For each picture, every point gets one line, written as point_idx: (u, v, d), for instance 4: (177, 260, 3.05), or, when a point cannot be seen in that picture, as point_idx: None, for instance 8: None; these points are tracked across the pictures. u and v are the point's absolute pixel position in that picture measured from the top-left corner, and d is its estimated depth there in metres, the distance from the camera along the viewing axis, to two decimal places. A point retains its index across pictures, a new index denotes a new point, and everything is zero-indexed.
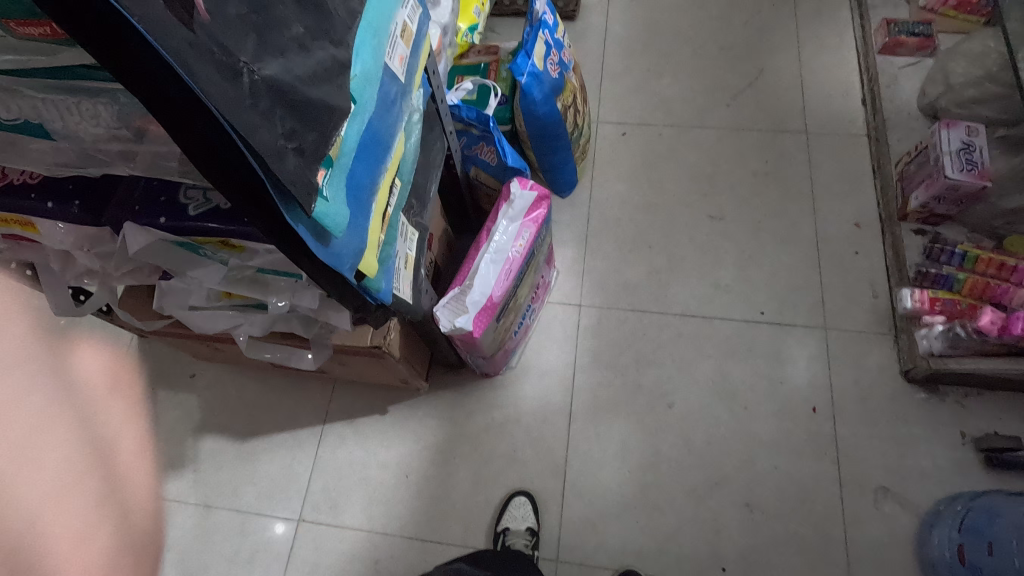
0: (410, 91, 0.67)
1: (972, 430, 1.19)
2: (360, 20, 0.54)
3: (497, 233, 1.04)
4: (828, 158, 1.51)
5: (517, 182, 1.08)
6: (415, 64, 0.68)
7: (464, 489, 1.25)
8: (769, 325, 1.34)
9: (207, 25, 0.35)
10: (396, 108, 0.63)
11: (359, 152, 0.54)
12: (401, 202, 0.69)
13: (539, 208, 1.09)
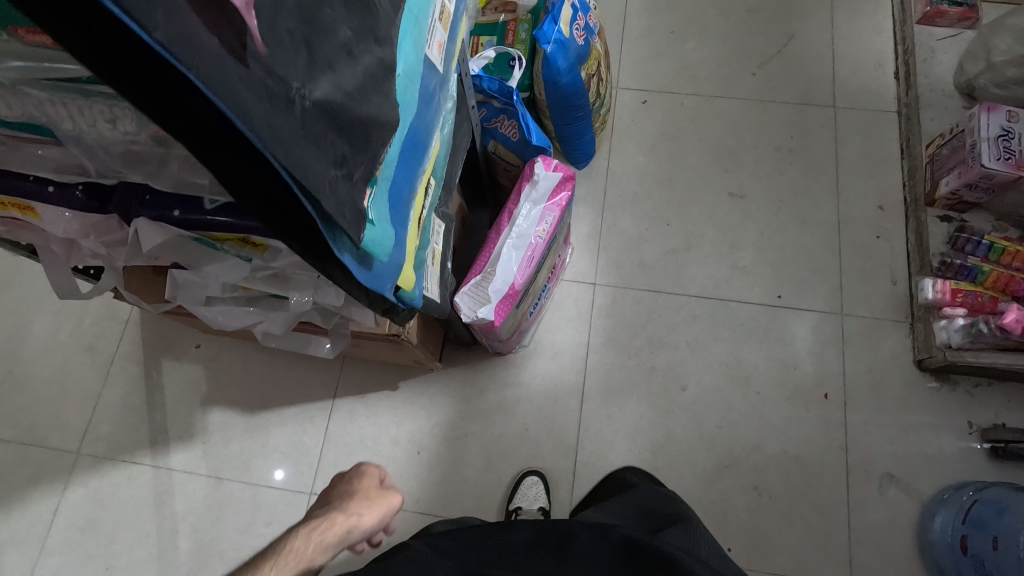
0: (448, 80, 0.62)
1: (980, 420, 1.21)
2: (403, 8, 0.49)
3: (519, 217, 1.00)
4: (856, 136, 1.45)
5: (540, 161, 1.02)
6: (453, 48, 0.63)
7: (476, 467, 1.27)
8: (786, 309, 1.33)
9: (263, 57, 0.30)
10: (436, 103, 0.58)
11: (403, 162, 0.50)
12: (434, 200, 0.65)
13: (563, 191, 1.04)
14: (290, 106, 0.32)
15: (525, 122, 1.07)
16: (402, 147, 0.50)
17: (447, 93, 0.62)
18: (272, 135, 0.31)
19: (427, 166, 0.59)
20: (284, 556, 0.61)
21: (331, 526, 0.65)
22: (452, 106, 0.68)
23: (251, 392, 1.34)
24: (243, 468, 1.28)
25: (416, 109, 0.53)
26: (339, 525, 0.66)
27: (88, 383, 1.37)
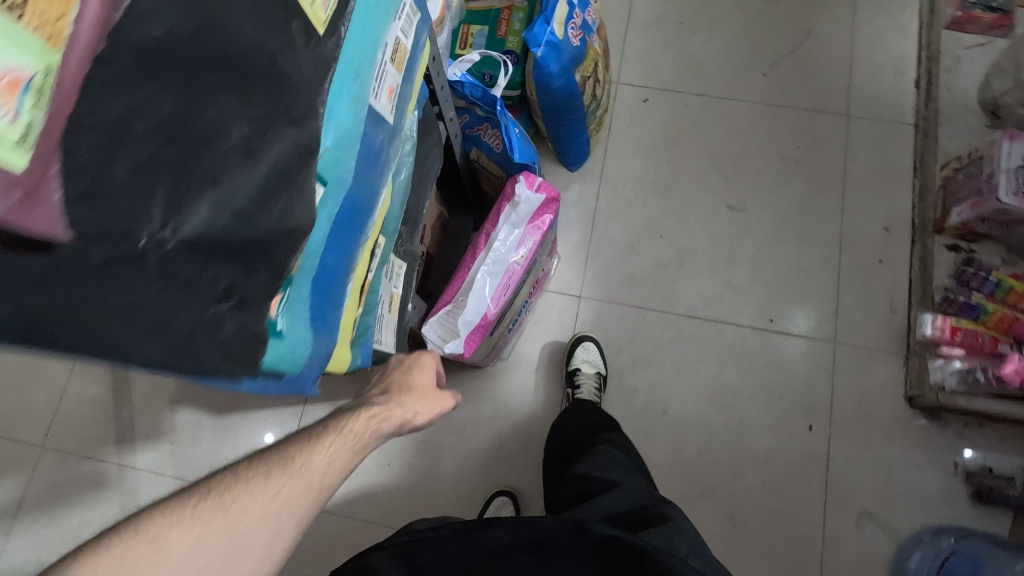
0: (401, 124, 0.55)
1: (966, 460, 1.17)
2: (337, 65, 0.42)
3: (497, 241, 0.94)
4: (868, 149, 1.36)
5: (523, 180, 0.94)
6: (409, 86, 0.56)
7: (447, 481, 1.24)
8: (777, 334, 1.27)
9: (82, 237, 0.24)
10: (385, 158, 0.52)
11: (333, 242, 0.44)
12: (385, 251, 0.60)
13: (545, 213, 0.97)
14: (119, 276, 0.27)
15: (508, 136, 0.99)
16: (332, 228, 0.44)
17: (400, 140, 0.55)
18: (83, 326, 0.26)
19: (375, 225, 0.53)
20: (342, 436, 0.62)
21: (389, 416, 0.68)
22: (411, 145, 0.61)
23: (221, 392, 1.30)
24: (210, 471, 1.25)
25: (354, 177, 0.46)
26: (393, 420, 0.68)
27: (53, 374, 1.33)
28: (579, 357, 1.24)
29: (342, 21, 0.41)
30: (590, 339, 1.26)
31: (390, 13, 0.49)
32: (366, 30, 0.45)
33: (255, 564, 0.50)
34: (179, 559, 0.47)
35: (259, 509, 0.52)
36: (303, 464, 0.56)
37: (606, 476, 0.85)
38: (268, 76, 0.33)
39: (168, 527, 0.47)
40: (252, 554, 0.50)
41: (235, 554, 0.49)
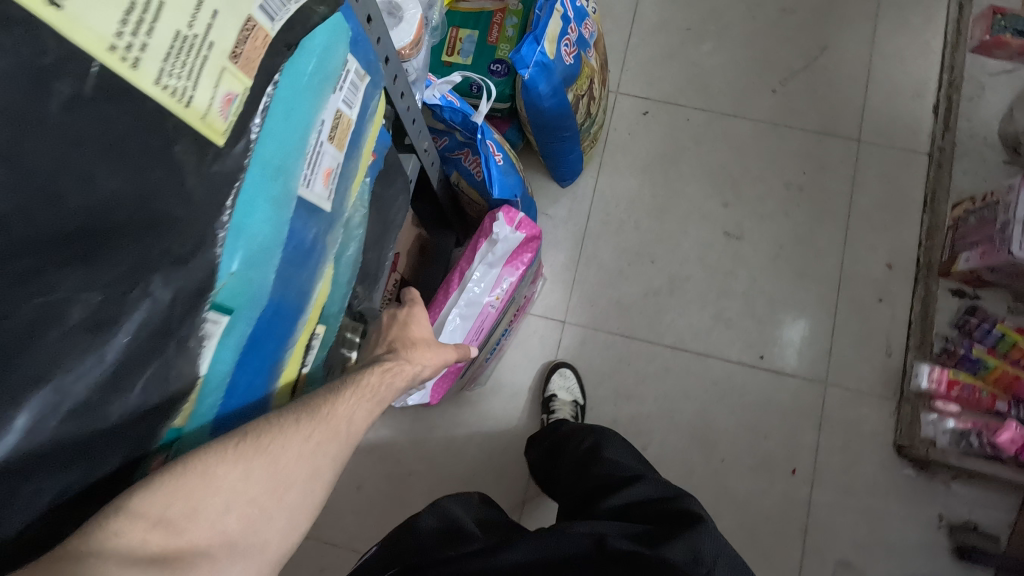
0: (343, 202, 0.51)
1: (951, 514, 1.14)
2: (251, 166, 0.38)
3: (471, 280, 0.88)
4: (877, 178, 1.29)
5: (502, 218, 0.89)
6: (352, 160, 0.52)
7: (416, 508, 1.20)
8: (766, 371, 1.22)
9: None
10: (319, 248, 0.49)
11: (244, 356, 0.44)
12: (331, 325, 0.59)
13: (526, 250, 0.93)
14: None
15: (488, 168, 0.92)
16: (241, 339, 0.42)
17: (343, 219, 0.52)
18: None
19: (309, 315, 0.52)
20: (364, 385, 0.53)
21: (403, 367, 0.60)
22: (363, 210, 0.57)
23: None
24: None
25: (277, 280, 0.44)
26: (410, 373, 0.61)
27: None
28: (557, 384, 1.20)
29: (249, 126, 0.37)
30: (567, 366, 1.22)
31: (324, 92, 0.45)
32: (292, 121, 0.41)
33: (298, 504, 0.42)
34: (225, 495, 0.38)
35: (294, 450, 0.43)
36: (330, 410, 0.48)
37: (630, 465, 0.82)
38: (131, 229, 0.31)
39: (211, 462, 0.38)
40: (298, 490, 0.42)
41: (283, 491, 0.41)
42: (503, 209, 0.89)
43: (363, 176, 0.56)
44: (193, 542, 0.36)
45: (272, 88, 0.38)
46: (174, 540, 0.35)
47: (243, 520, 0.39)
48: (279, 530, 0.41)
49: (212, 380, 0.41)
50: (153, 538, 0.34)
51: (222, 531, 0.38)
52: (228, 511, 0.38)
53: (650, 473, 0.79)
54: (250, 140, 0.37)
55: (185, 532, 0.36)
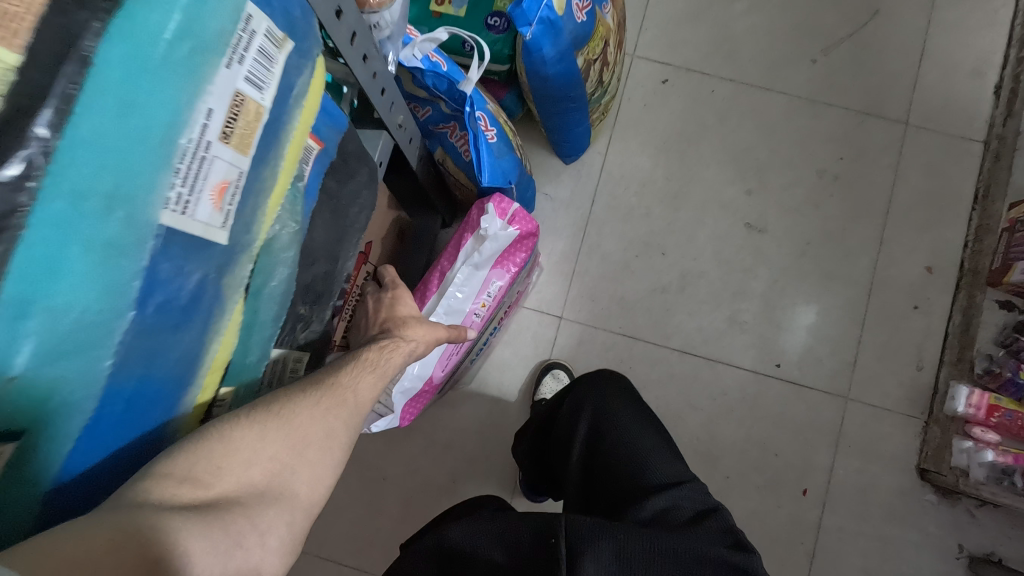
0: (247, 226, 0.39)
1: (972, 545, 1.04)
2: (51, 201, 0.25)
3: (452, 283, 0.76)
4: (922, 170, 1.13)
5: (493, 209, 0.75)
6: (261, 164, 0.39)
7: (391, 515, 1.10)
8: (782, 382, 1.10)
9: None
10: (206, 290, 0.37)
11: (77, 451, 0.32)
12: (247, 379, 0.46)
13: (520, 248, 0.80)
14: None
15: (477, 147, 0.76)
16: (64, 436, 0.30)
17: (249, 244, 0.40)
18: None
19: (203, 372, 0.40)
20: (363, 361, 0.58)
21: (396, 346, 0.62)
22: (292, 226, 0.44)
23: None
24: None
25: (130, 347, 0.32)
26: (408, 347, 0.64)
27: None
28: (549, 388, 1.08)
29: (30, 124, 0.24)
30: (559, 368, 1.09)
31: (199, 69, 0.31)
32: (134, 117, 0.28)
33: (314, 462, 0.46)
34: (245, 453, 0.42)
35: (302, 417, 0.47)
36: (331, 384, 0.52)
37: (669, 467, 0.74)
38: None
39: (228, 428, 0.41)
40: (315, 446, 0.46)
41: (299, 448, 0.45)
42: (493, 198, 0.75)
43: (287, 184, 0.42)
44: (222, 492, 0.39)
45: (79, 83, 0.26)
46: (204, 492, 0.38)
47: (266, 473, 0.42)
48: (305, 481, 0.44)
49: (10, 500, 0.29)
50: (185, 492, 0.37)
51: (249, 482, 0.41)
52: (251, 466, 0.41)
53: (689, 480, 0.72)
54: (31, 151, 0.24)
55: (214, 485, 0.39)
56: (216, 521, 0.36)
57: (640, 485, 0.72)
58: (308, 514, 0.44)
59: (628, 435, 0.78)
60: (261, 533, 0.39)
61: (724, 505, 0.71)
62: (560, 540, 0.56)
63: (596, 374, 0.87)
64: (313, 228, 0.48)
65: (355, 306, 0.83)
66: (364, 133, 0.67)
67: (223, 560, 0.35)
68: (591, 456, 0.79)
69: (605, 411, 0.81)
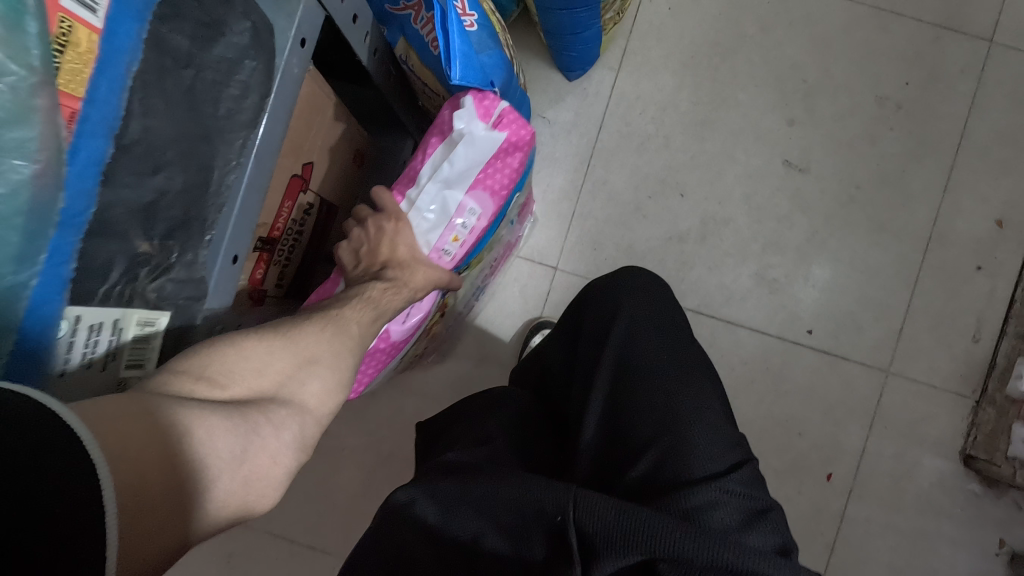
0: None
1: (1016, 541, 0.90)
2: None
3: (416, 200, 0.58)
4: (1005, 101, 0.93)
5: (468, 103, 0.56)
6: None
7: (354, 490, 0.95)
8: (813, 352, 0.94)
9: None
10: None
11: None
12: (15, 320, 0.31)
13: (510, 162, 0.61)
14: None
15: (448, 30, 0.55)
16: None
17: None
18: None
19: None
20: (366, 298, 0.53)
21: (399, 291, 0.56)
22: (13, 75, 0.27)
23: None
24: None
25: None
26: (411, 295, 0.58)
27: None
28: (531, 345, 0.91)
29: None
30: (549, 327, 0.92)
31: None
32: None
33: (328, 376, 0.45)
34: (258, 361, 0.42)
35: (310, 337, 0.46)
36: (336, 316, 0.50)
37: (721, 442, 0.56)
38: None
39: (243, 338, 0.43)
40: (325, 362, 0.46)
41: (309, 360, 0.45)
42: (472, 91, 0.56)
43: None
44: (237, 395, 0.40)
45: None
46: (220, 391, 0.39)
47: (276, 383, 0.42)
48: (315, 394, 0.44)
49: None
50: (202, 390, 0.38)
51: (260, 390, 0.41)
52: (262, 375, 0.42)
53: (747, 466, 0.55)
54: None
55: (229, 388, 0.40)
56: (232, 411, 0.38)
57: (674, 467, 0.53)
58: (319, 423, 0.44)
59: (665, 391, 0.58)
60: (276, 427, 0.39)
61: (778, 504, 0.54)
62: (569, 520, 0.43)
63: (633, 287, 0.66)
64: (149, 104, 0.37)
65: (289, 246, 0.64)
66: None
67: (241, 442, 0.37)
68: (613, 414, 0.59)
69: (637, 353, 0.61)
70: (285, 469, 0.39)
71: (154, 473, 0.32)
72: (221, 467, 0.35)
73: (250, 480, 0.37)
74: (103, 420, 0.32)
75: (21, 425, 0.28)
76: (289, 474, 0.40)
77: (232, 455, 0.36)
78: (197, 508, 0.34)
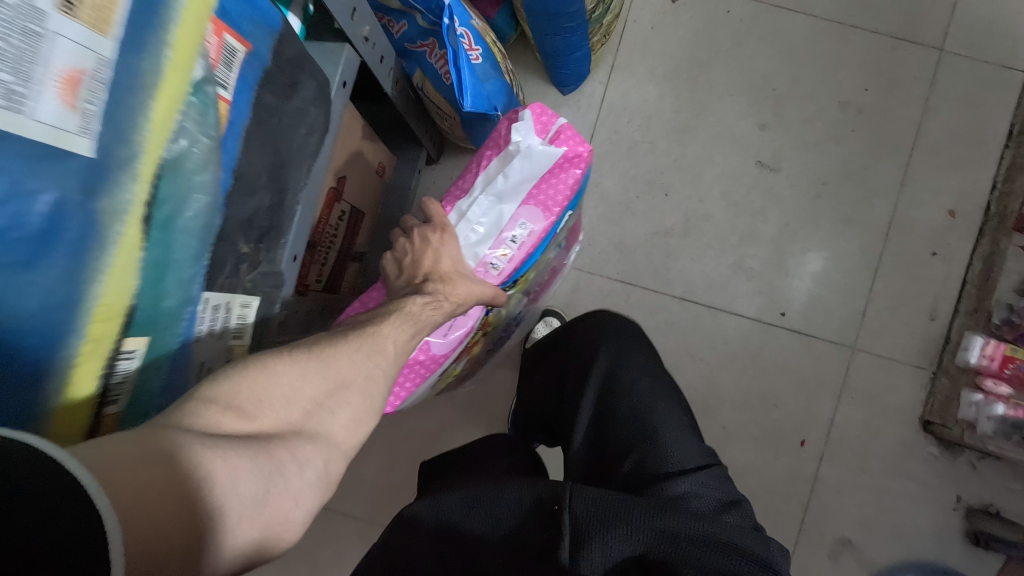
0: (138, 126, 0.34)
1: (971, 497, 1.01)
2: None
3: (474, 209, 0.69)
4: (955, 103, 1.04)
5: (523, 121, 0.67)
6: (137, 55, 0.33)
7: (380, 462, 1.07)
8: (787, 332, 1.05)
9: None
10: (68, 213, 0.31)
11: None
12: (175, 330, 0.41)
13: (560, 181, 0.72)
14: None
15: (458, 67, 0.67)
16: None
17: (131, 156, 0.34)
18: None
19: (89, 314, 0.33)
20: (405, 312, 0.59)
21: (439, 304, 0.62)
22: (204, 143, 0.39)
23: None
24: None
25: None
26: (450, 308, 0.64)
27: None
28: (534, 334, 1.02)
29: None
30: (554, 317, 1.04)
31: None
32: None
33: (356, 400, 0.48)
34: (287, 389, 0.44)
35: (344, 357, 0.50)
36: (371, 331, 0.54)
37: (693, 449, 0.67)
38: None
39: (271, 361, 0.44)
40: (355, 388, 0.48)
41: (339, 384, 0.47)
42: (532, 107, 0.69)
43: (186, 86, 0.37)
44: (263, 427, 0.41)
45: None
46: (247, 422, 0.40)
47: (305, 413, 0.44)
48: (341, 424, 0.46)
49: None
50: (228, 421, 0.39)
51: (287, 421, 0.43)
52: (291, 404, 0.44)
53: (715, 467, 0.66)
54: None
55: (256, 419, 0.41)
56: (257, 450, 0.38)
57: (651, 466, 0.65)
58: (345, 457, 0.45)
59: (641, 408, 0.70)
60: (300, 465, 0.40)
61: (745, 498, 0.65)
62: (564, 505, 0.51)
63: (611, 322, 0.80)
64: (249, 147, 0.44)
65: (327, 247, 0.76)
66: (325, 47, 0.57)
67: (263, 487, 0.37)
68: (600, 430, 0.71)
69: (617, 376, 0.73)
70: (306, 508, 0.40)
71: (172, 523, 0.31)
72: (243, 511, 0.35)
73: (270, 524, 0.37)
74: (116, 465, 0.31)
75: (28, 481, 0.26)
76: (309, 515, 0.40)
77: (253, 500, 0.36)
78: (215, 557, 0.33)
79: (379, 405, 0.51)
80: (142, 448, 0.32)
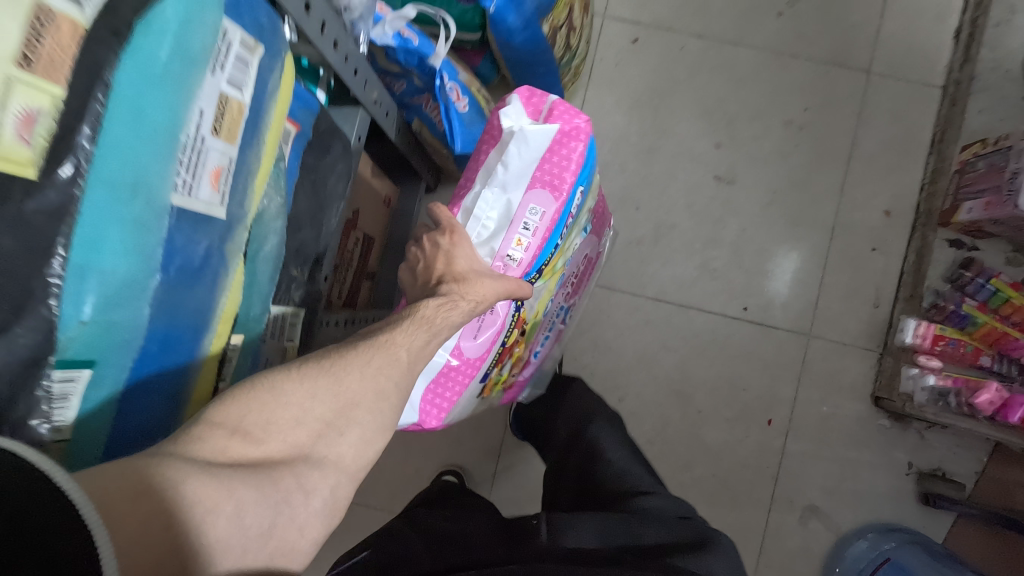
0: (244, 201, 0.49)
1: (921, 463, 1.14)
2: (125, 153, 0.36)
3: (481, 200, 0.75)
4: (883, 117, 1.19)
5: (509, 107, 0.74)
6: (247, 149, 0.49)
7: (396, 457, 1.21)
8: (749, 324, 1.19)
9: None
10: (213, 255, 0.46)
11: (147, 358, 0.42)
12: (255, 331, 0.56)
13: (562, 157, 0.77)
14: None
15: (449, 118, 0.82)
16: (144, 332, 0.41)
17: (243, 216, 0.50)
18: None
19: (215, 321, 0.49)
20: (420, 318, 0.61)
21: (455, 305, 0.66)
22: (276, 199, 0.55)
23: None
24: None
25: (166, 302, 0.42)
26: (469, 306, 0.68)
27: None
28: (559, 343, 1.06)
29: (76, 137, 0.33)
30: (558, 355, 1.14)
31: (190, 78, 0.40)
32: (142, 120, 0.37)
33: (365, 419, 0.49)
34: (295, 410, 0.45)
35: (355, 373, 0.50)
36: (382, 342, 0.55)
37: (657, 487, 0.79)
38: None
39: (279, 381, 0.46)
40: (365, 407, 0.49)
41: (348, 404, 0.48)
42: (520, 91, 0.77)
43: (271, 162, 0.53)
44: (270, 451, 0.43)
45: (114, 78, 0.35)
46: (252, 447, 0.42)
47: (313, 434, 0.45)
48: (350, 444, 0.47)
49: (98, 392, 0.39)
50: (234, 445, 0.41)
51: (294, 444, 0.44)
52: (299, 426, 0.45)
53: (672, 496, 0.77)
54: (78, 157, 0.33)
55: (264, 443, 0.43)
56: (265, 478, 0.40)
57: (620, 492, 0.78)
58: (353, 479, 0.47)
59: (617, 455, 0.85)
60: (307, 493, 0.42)
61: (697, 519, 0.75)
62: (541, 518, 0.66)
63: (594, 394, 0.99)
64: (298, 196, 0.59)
65: (347, 267, 0.91)
66: (343, 112, 0.73)
67: (269, 516, 0.39)
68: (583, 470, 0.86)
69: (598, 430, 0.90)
70: (313, 534, 0.42)
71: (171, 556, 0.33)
72: (248, 538, 0.38)
73: (275, 554, 0.40)
74: (122, 498, 0.33)
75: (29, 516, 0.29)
76: (314, 543, 0.42)
77: (259, 530, 0.38)
78: None
79: (390, 423, 0.51)
80: (144, 478, 0.34)
